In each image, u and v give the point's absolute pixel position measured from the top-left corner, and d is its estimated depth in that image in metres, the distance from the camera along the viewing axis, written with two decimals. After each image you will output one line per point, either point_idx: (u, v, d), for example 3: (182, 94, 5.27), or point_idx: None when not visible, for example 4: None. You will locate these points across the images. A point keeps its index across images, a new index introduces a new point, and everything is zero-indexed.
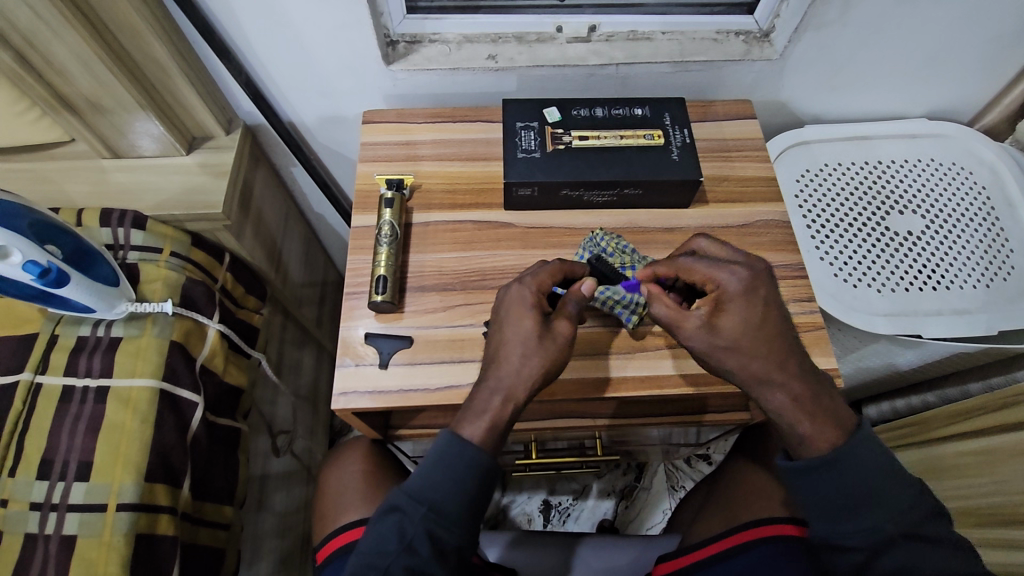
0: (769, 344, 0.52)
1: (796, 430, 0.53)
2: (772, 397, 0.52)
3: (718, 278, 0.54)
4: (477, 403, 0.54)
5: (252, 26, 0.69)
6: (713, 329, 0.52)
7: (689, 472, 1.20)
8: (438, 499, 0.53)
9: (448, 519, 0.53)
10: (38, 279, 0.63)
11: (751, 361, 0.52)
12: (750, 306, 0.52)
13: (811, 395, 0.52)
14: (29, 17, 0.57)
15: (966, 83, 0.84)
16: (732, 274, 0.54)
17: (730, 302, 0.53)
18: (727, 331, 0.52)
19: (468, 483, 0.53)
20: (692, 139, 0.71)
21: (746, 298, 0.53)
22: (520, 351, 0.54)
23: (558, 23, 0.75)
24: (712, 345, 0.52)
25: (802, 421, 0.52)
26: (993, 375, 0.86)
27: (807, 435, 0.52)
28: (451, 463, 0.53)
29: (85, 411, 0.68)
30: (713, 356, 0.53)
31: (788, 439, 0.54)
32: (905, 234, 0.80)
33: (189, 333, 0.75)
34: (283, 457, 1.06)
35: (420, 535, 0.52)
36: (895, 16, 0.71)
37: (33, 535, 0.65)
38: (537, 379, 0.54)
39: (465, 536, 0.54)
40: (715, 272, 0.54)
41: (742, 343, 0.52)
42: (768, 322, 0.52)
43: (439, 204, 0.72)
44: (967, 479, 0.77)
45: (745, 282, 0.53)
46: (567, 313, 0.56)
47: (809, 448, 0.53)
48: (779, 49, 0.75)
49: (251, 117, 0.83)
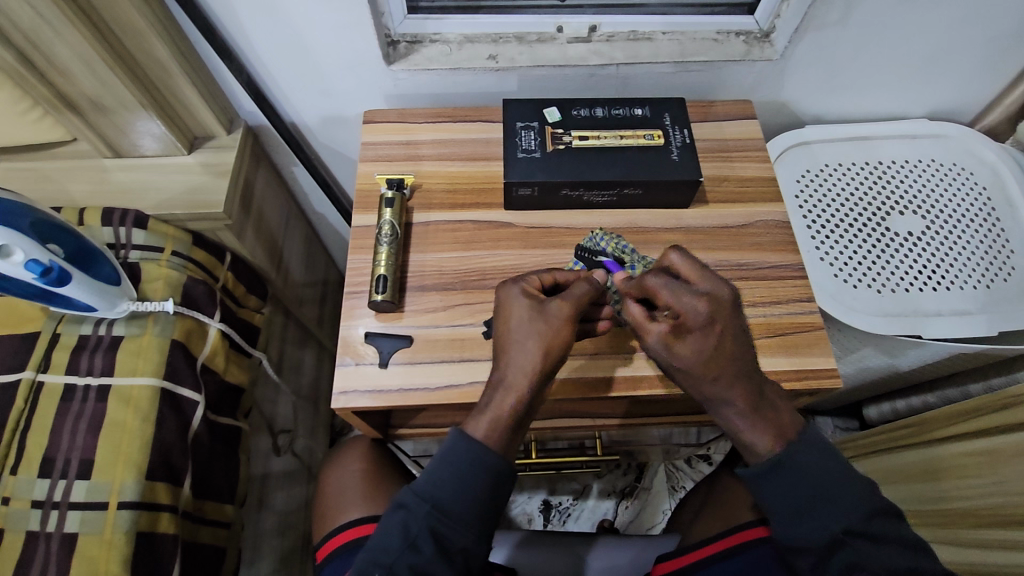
0: (720, 370, 0.50)
1: (742, 439, 0.53)
2: (721, 409, 0.52)
3: (687, 303, 0.51)
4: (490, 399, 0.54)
5: (254, 26, 0.69)
6: (671, 348, 0.51)
7: (689, 472, 1.20)
8: (442, 497, 0.53)
9: (452, 518, 0.53)
10: (40, 278, 0.63)
11: (701, 379, 0.51)
12: (708, 337, 0.50)
13: (757, 412, 0.52)
14: (31, 17, 0.57)
15: (967, 83, 0.84)
16: (693, 303, 0.51)
17: (691, 329, 0.50)
18: (682, 355, 0.50)
19: (473, 482, 0.53)
20: (692, 139, 0.71)
21: (709, 331, 0.50)
22: (525, 342, 0.54)
23: (558, 23, 0.75)
24: (668, 361, 0.52)
25: (746, 432, 0.52)
26: (993, 375, 0.86)
27: (752, 444, 0.53)
28: (457, 461, 0.53)
29: (86, 409, 0.69)
30: (671, 370, 0.52)
31: (736, 445, 0.55)
32: (906, 235, 0.80)
33: (190, 333, 0.76)
34: (284, 456, 1.06)
35: (423, 533, 0.52)
36: (896, 17, 0.71)
37: (34, 532, 0.65)
38: (545, 367, 0.54)
39: (471, 537, 0.53)
40: (676, 300, 0.51)
41: (694, 366, 0.50)
42: (725, 353, 0.50)
43: (439, 204, 0.73)
44: (967, 480, 0.77)
45: (704, 313, 0.50)
46: (563, 301, 0.55)
47: (752, 455, 0.53)
48: (779, 49, 0.75)
49: (253, 116, 0.83)
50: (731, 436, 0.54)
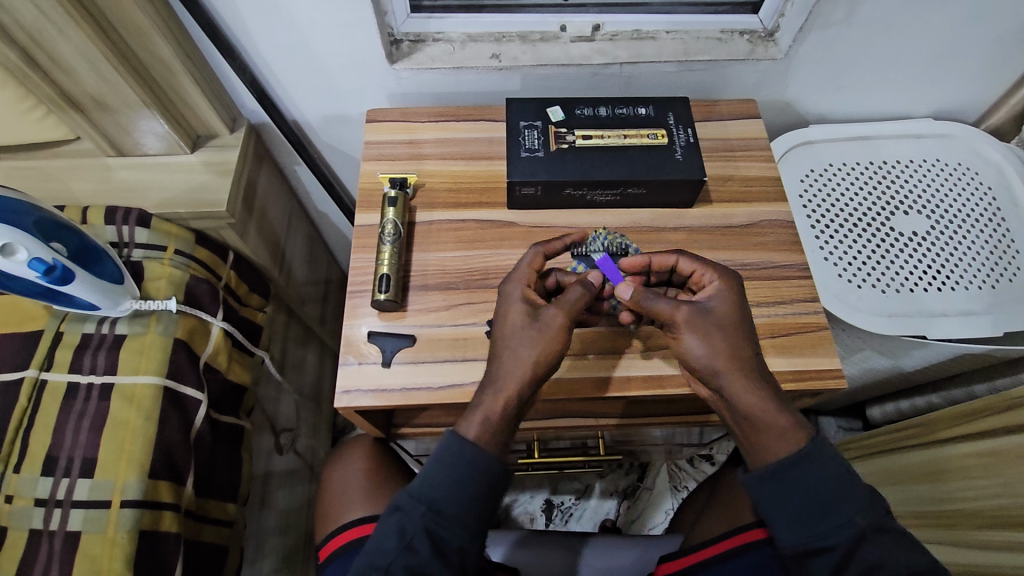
0: (749, 330, 0.55)
1: (773, 424, 0.52)
2: (754, 387, 0.53)
3: (708, 276, 0.59)
4: (489, 394, 0.54)
5: (256, 23, 0.69)
6: (707, 309, 0.55)
7: (691, 472, 1.20)
8: (438, 498, 0.52)
9: (448, 519, 0.52)
10: (44, 277, 0.63)
11: (738, 345, 0.54)
12: (737, 298, 0.57)
13: (776, 393, 0.54)
14: (35, 15, 0.57)
15: (973, 83, 0.83)
16: (717, 276, 0.59)
17: (720, 291, 0.57)
18: (720, 313, 0.55)
19: (469, 481, 0.52)
20: (696, 139, 0.71)
21: (737, 294, 0.57)
22: (535, 326, 0.55)
23: (562, 22, 0.75)
24: (705, 327, 0.54)
25: (777, 416, 0.53)
26: (997, 376, 0.86)
27: (783, 429, 0.52)
28: (451, 461, 0.53)
29: (89, 408, 0.69)
30: (707, 341, 0.54)
31: (759, 439, 0.53)
32: (911, 234, 0.80)
33: (193, 332, 0.76)
34: (286, 455, 1.06)
35: (419, 533, 0.51)
36: (900, 16, 0.71)
37: (37, 531, 0.65)
38: (538, 370, 0.54)
39: (468, 537, 0.53)
40: (703, 273, 0.59)
41: (733, 326, 0.55)
42: (749, 316, 0.57)
43: (442, 203, 0.72)
44: (971, 481, 0.77)
45: (730, 282, 0.58)
46: (563, 308, 0.56)
47: (782, 445, 0.53)
48: (783, 48, 0.75)
49: (256, 115, 0.83)
50: (759, 429, 0.53)
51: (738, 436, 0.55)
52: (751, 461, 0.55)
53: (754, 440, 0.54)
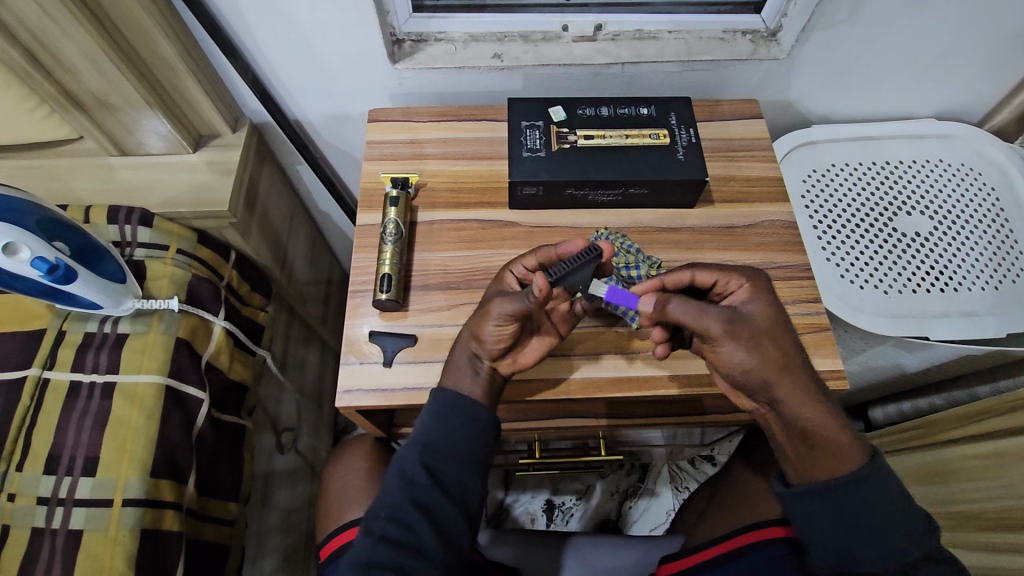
0: (795, 337, 0.52)
1: (834, 437, 0.51)
2: (811, 399, 0.51)
3: (736, 282, 0.55)
4: (453, 357, 0.58)
5: (259, 24, 0.69)
6: (746, 318, 0.51)
7: (693, 473, 1.20)
8: (432, 437, 0.56)
9: (443, 454, 0.56)
10: (46, 276, 0.64)
11: (788, 355, 0.51)
12: (774, 302, 0.53)
13: (829, 406, 0.52)
14: (37, 15, 0.57)
15: (976, 83, 0.83)
16: (743, 279, 0.55)
17: (754, 296, 0.53)
18: (760, 321, 0.52)
19: (460, 419, 0.56)
20: (698, 139, 0.71)
21: (772, 298, 0.53)
22: (485, 308, 0.55)
23: (564, 21, 0.74)
24: (754, 337, 0.50)
25: (835, 429, 0.51)
26: (1000, 377, 0.85)
27: (842, 442, 0.51)
28: (439, 404, 0.56)
29: (91, 407, 0.69)
30: (755, 353, 0.50)
31: (816, 455, 0.52)
32: (913, 235, 0.80)
33: (195, 330, 0.76)
34: (287, 454, 1.06)
35: (419, 470, 0.55)
36: (903, 17, 0.71)
37: (39, 529, 0.65)
38: (484, 349, 0.56)
39: (466, 471, 0.56)
40: (727, 279, 0.55)
41: (777, 334, 0.51)
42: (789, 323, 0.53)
43: (443, 203, 0.72)
44: (974, 482, 0.77)
45: (758, 282, 0.55)
46: (496, 311, 0.54)
47: (841, 459, 0.51)
48: (786, 48, 0.74)
49: (258, 115, 0.84)
50: (818, 441, 0.51)
51: (788, 449, 0.53)
52: (805, 475, 0.53)
53: (812, 453, 0.52)
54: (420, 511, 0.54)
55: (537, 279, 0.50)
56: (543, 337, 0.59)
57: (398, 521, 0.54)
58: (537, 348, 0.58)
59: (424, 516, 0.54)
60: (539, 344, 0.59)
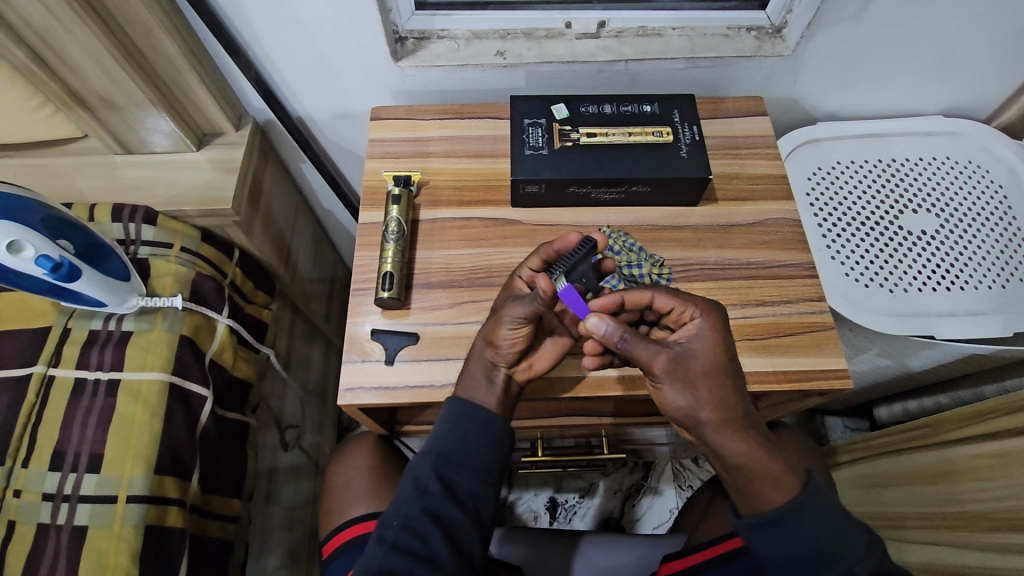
0: (734, 374, 0.52)
1: (765, 472, 0.50)
2: (743, 435, 0.50)
3: (689, 313, 0.54)
4: (469, 367, 0.58)
5: (261, 22, 0.69)
6: (687, 357, 0.52)
7: (697, 472, 1.20)
8: (445, 447, 0.56)
9: (456, 464, 0.55)
10: (51, 274, 0.64)
11: (723, 392, 0.51)
12: (720, 339, 0.53)
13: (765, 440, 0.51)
14: (41, 14, 0.57)
15: (984, 79, 0.82)
16: (696, 312, 0.54)
17: (701, 331, 0.53)
18: (700, 358, 0.52)
19: (472, 430, 0.56)
20: (702, 136, 0.70)
21: (721, 333, 0.53)
22: (497, 314, 0.56)
23: (567, 18, 0.74)
24: (689, 376, 0.51)
25: (770, 464, 0.50)
26: (1007, 377, 0.85)
27: (775, 477, 0.50)
28: (453, 414, 0.56)
29: (96, 403, 0.69)
30: (689, 391, 0.51)
31: (744, 487, 0.51)
32: (919, 233, 0.79)
33: (199, 328, 0.76)
34: (292, 451, 1.07)
35: (433, 479, 0.55)
36: (911, 13, 0.70)
37: (45, 524, 0.66)
38: (501, 355, 0.56)
39: (479, 482, 0.56)
40: (682, 308, 0.55)
41: (715, 372, 0.51)
42: (734, 360, 0.53)
43: (446, 201, 0.72)
44: (980, 483, 0.76)
45: (710, 315, 0.54)
46: (510, 314, 0.54)
47: (773, 496, 0.50)
48: (791, 45, 0.74)
49: (261, 113, 0.84)
50: (750, 476, 0.50)
51: (726, 480, 0.53)
52: (742, 505, 0.52)
53: (744, 486, 0.51)
54: (433, 520, 0.54)
55: (541, 280, 0.52)
56: (557, 340, 0.59)
57: (411, 529, 0.54)
58: (551, 351, 0.59)
59: (437, 526, 0.54)
60: (552, 347, 0.59)
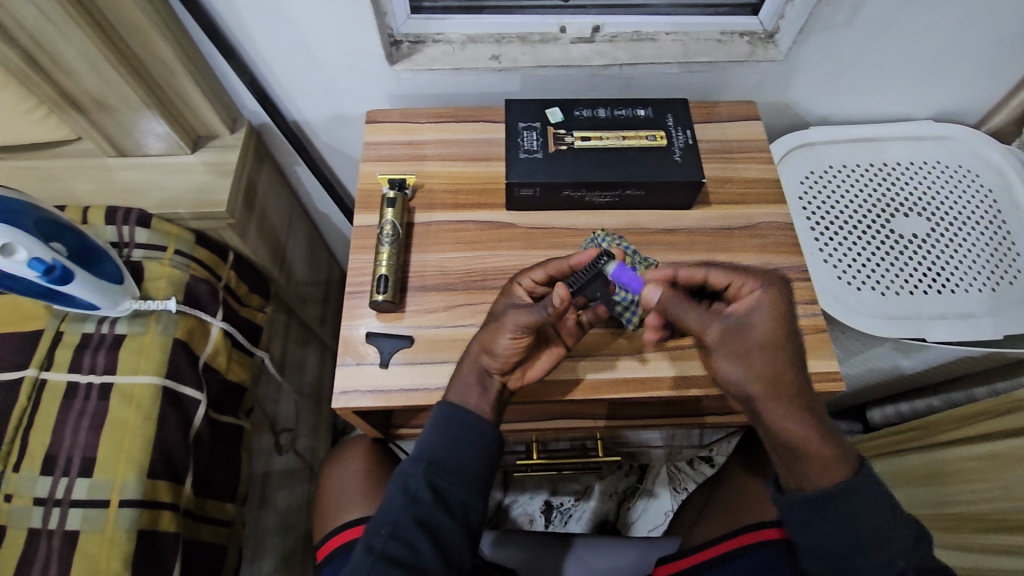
0: (796, 347, 0.50)
1: (817, 454, 0.50)
2: (798, 415, 0.49)
3: (751, 283, 0.52)
4: (461, 371, 0.57)
5: (256, 24, 0.69)
6: (747, 328, 0.49)
7: (691, 474, 1.20)
8: (437, 454, 0.56)
9: (448, 471, 0.56)
10: (43, 276, 0.63)
11: (781, 368, 0.49)
12: (784, 309, 0.50)
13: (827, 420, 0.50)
14: (35, 15, 0.57)
15: (973, 84, 0.83)
16: (762, 282, 0.52)
17: (761, 303, 0.50)
18: (759, 331, 0.49)
19: (464, 435, 0.56)
20: (695, 140, 0.71)
21: (783, 303, 0.51)
22: (498, 322, 0.56)
23: (561, 23, 0.74)
24: (743, 346, 0.49)
25: (824, 445, 0.50)
26: (998, 379, 0.85)
27: (826, 460, 0.50)
28: (443, 420, 0.56)
29: (89, 407, 0.69)
30: (742, 360, 0.49)
31: (803, 466, 0.51)
32: (911, 237, 0.80)
33: (193, 331, 0.76)
34: (286, 455, 1.06)
35: (423, 487, 0.55)
36: (900, 19, 0.71)
37: (36, 529, 0.65)
38: (496, 362, 0.56)
39: (468, 488, 0.56)
40: (744, 279, 0.52)
41: (777, 345, 0.49)
42: (798, 333, 0.51)
43: (441, 204, 0.73)
44: (972, 485, 0.76)
45: (778, 288, 0.51)
46: (511, 323, 0.54)
47: (827, 475, 0.51)
48: (783, 50, 0.75)
49: (256, 116, 0.84)
50: (799, 455, 0.50)
51: (778, 460, 0.53)
52: (790, 481, 0.53)
53: (798, 467, 0.52)
54: (422, 529, 0.54)
55: (556, 289, 0.53)
56: (550, 348, 0.60)
57: (400, 539, 0.53)
58: (545, 360, 0.60)
59: (425, 535, 0.54)
60: (547, 357, 0.60)
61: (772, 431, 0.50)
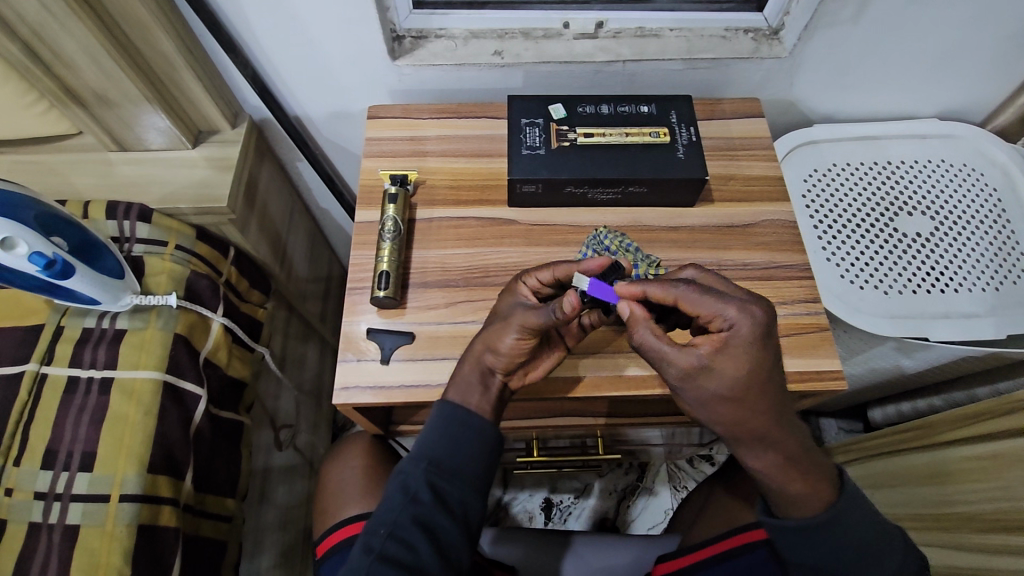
0: (764, 394, 0.49)
1: (788, 492, 0.52)
2: (763, 452, 0.51)
3: (726, 316, 0.49)
4: (462, 370, 0.57)
5: (258, 17, 0.69)
6: (710, 377, 0.48)
7: (691, 472, 1.20)
8: (438, 454, 0.55)
9: (449, 472, 0.55)
10: (44, 271, 0.63)
11: (744, 414, 0.49)
12: (750, 354, 0.48)
13: (801, 454, 0.51)
14: (36, 9, 0.57)
15: (979, 83, 0.82)
16: (739, 317, 0.48)
17: (729, 349, 0.48)
18: (722, 380, 0.48)
19: (465, 435, 0.56)
20: (699, 138, 0.70)
21: (755, 344, 0.48)
22: (505, 321, 0.56)
23: (565, 18, 0.74)
24: (704, 391, 0.49)
25: (795, 480, 0.52)
26: (1000, 379, 0.85)
27: (796, 497, 0.52)
28: (444, 419, 0.56)
29: (89, 402, 0.69)
30: (703, 403, 0.50)
31: (778, 498, 0.54)
32: (915, 235, 0.79)
33: (194, 326, 0.76)
34: (286, 451, 1.06)
35: (422, 487, 0.55)
36: (906, 17, 0.71)
37: (37, 523, 0.65)
38: (499, 362, 0.56)
39: (469, 488, 0.56)
40: (719, 312, 0.49)
41: (738, 395, 0.48)
42: (771, 372, 0.49)
43: (442, 200, 0.72)
44: (972, 485, 0.76)
45: (756, 326, 0.48)
46: (518, 323, 0.54)
47: (804, 508, 0.53)
48: (788, 47, 0.74)
49: (258, 111, 0.84)
50: (770, 488, 0.53)
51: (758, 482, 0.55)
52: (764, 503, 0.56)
53: (773, 496, 0.54)
54: (421, 528, 0.54)
55: (567, 296, 0.52)
56: (553, 351, 0.60)
57: (399, 539, 0.53)
58: (547, 362, 0.59)
59: (425, 535, 0.54)
60: (549, 360, 0.59)
61: (743, 463, 0.53)
